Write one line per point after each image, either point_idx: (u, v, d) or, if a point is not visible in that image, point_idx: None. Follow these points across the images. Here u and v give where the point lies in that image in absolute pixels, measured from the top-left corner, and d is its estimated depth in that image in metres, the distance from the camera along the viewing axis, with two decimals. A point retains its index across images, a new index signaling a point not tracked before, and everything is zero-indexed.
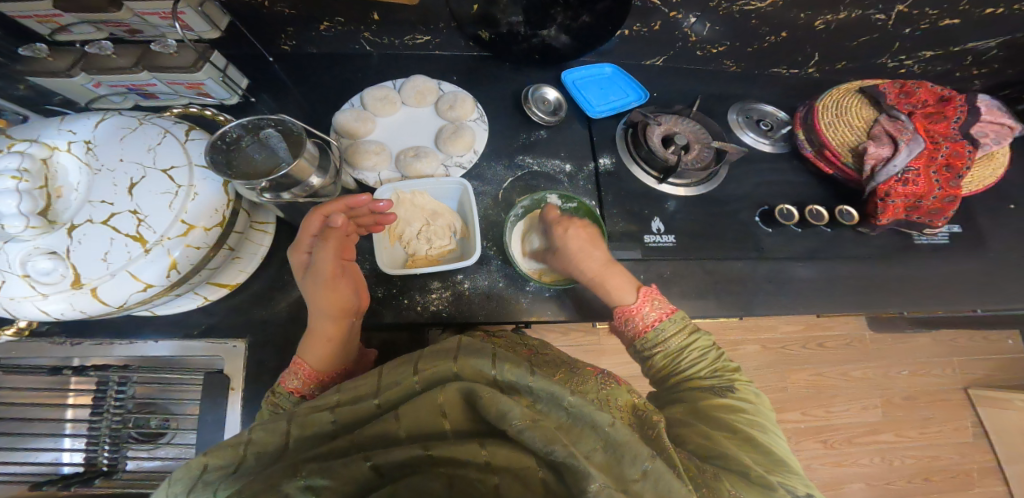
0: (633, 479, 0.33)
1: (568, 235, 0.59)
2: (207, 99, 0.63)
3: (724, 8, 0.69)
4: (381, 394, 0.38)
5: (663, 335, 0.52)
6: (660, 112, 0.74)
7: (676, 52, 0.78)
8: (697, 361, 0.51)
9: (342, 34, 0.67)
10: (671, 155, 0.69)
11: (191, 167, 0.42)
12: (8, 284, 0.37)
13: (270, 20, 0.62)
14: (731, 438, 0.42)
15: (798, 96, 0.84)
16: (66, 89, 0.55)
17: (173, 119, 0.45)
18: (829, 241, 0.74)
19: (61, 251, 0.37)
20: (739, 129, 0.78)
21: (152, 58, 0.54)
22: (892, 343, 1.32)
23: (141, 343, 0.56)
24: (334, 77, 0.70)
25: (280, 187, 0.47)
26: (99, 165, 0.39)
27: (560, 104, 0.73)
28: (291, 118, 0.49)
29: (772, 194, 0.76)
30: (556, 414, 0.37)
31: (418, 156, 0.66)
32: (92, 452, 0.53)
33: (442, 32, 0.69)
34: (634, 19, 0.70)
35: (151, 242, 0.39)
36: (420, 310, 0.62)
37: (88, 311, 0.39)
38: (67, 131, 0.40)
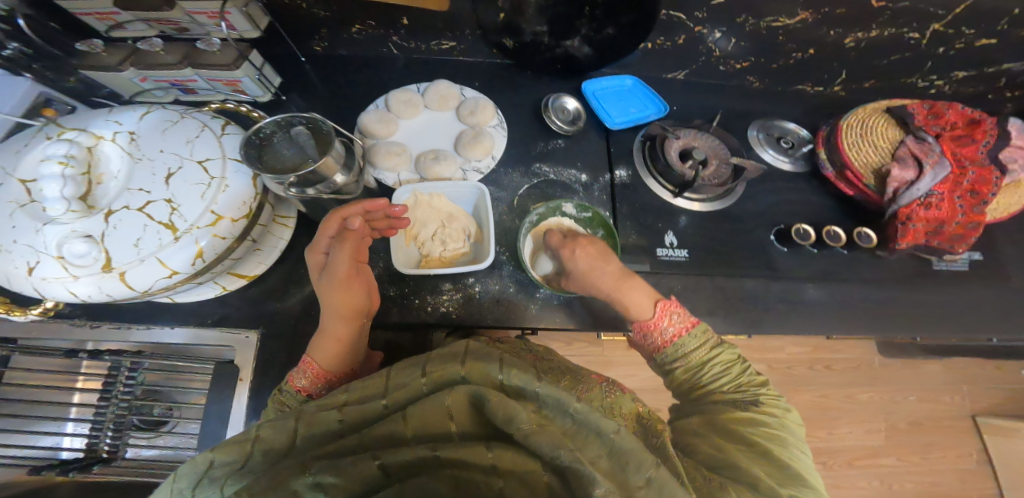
0: (638, 485, 0.34)
1: (572, 254, 0.59)
2: (241, 96, 0.65)
3: (751, 24, 0.69)
4: (389, 394, 0.38)
5: (683, 349, 0.52)
6: (679, 126, 0.75)
7: (699, 67, 0.78)
8: (719, 376, 0.50)
9: (372, 37, 0.68)
10: (688, 170, 0.69)
11: (224, 160, 0.43)
12: (42, 265, 0.38)
13: (304, 21, 0.63)
14: (745, 451, 0.41)
15: (821, 115, 0.83)
16: (111, 82, 0.57)
17: (211, 114, 0.47)
18: (846, 263, 0.73)
19: (96, 235, 0.38)
20: (758, 146, 0.78)
21: (195, 56, 0.56)
22: (902, 369, 1.28)
23: (157, 329, 0.57)
24: (359, 79, 0.71)
25: (305, 184, 0.48)
26: (140, 155, 0.41)
27: (579, 114, 0.73)
28: (323, 119, 0.50)
29: (787, 212, 0.75)
30: (562, 421, 0.37)
31: (437, 159, 0.67)
32: (94, 438, 0.53)
33: (467, 38, 0.70)
34: (657, 33, 0.70)
35: (181, 230, 0.40)
36: (430, 311, 0.63)
37: (114, 295, 0.40)
38: (114, 122, 0.42)
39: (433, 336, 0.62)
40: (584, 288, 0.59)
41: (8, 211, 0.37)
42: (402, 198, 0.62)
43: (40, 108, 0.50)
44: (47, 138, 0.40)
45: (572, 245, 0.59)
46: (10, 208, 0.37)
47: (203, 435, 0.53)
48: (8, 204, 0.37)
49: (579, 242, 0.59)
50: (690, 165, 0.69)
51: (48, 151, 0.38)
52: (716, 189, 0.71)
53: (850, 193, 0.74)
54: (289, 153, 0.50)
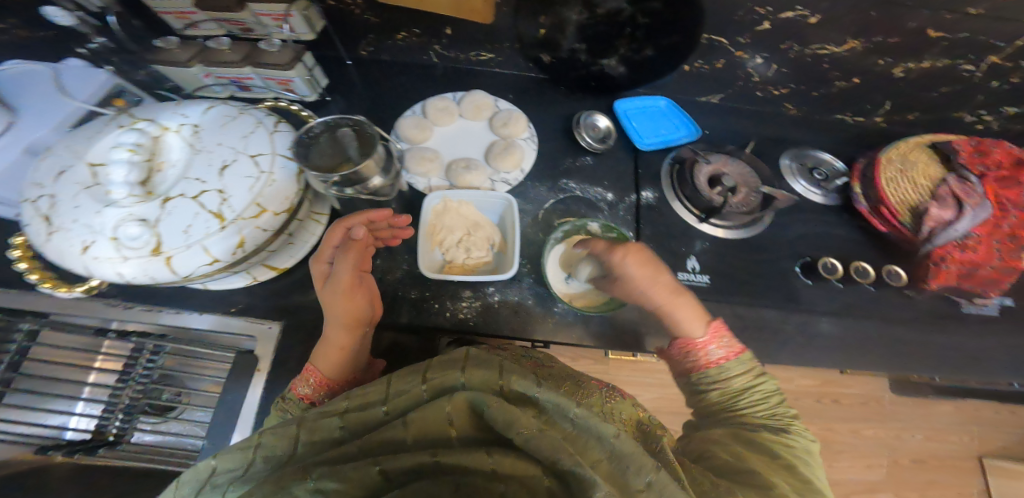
0: (637, 489, 0.32)
1: (627, 260, 0.55)
2: (290, 95, 0.67)
3: (796, 52, 0.67)
4: (390, 401, 0.38)
5: (727, 373, 0.50)
6: (710, 151, 0.74)
7: (735, 91, 0.77)
8: (758, 404, 0.48)
9: (414, 45, 0.70)
10: (716, 196, 0.69)
11: (274, 155, 0.45)
12: (96, 245, 0.39)
13: (353, 26, 0.66)
14: (768, 463, 0.41)
15: (857, 146, 0.81)
16: (177, 77, 0.60)
17: (266, 111, 0.49)
18: (877, 301, 0.70)
19: (151, 219, 0.40)
20: (790, 176, 0.77)
21: (256, 55, 0.59)
22: (914, 407, 1.20)
23: (185, 314, 0.59)
24: (398, 85, 0.73)
25: (344, 183, 0.51)
26: (199, 147, 0.43)
27: (610, 132, 0.74)
28: (370, 125, 0.53)
29: (815, 243, 0.74)
30: (562, 426, 0.36)
31: (468, 169, 0.68)
32: (104, 421, 0.54)
33: (505, 52, 0.71)
34: (697, 56, 0.69)
35: (228, 220, 0.42)
36: (448, 316, 0.63)
37: (158, 278, 0.41)
38: (181, 115, 0.45)
39: (443, 342, 0.62)
40: (630, 295, 0.57)
41: (74, 192, 0.40)
42: (432, 203, 0.64)
43: (111, 98, 0.55)
44: (119, 127, 0.43)
45: (624, 254, 0.55)
46: (77, 190, 0.40)
47: (215, 423, 0.53)
48: (75, 185, 0.40)
49: (632, 249, 0.55)
50: (718, 192, 0.69)
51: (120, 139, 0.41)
52: (743, 217, 0.70)
53: (883, 229, 0.71)
54: (329, 150, 0.50)
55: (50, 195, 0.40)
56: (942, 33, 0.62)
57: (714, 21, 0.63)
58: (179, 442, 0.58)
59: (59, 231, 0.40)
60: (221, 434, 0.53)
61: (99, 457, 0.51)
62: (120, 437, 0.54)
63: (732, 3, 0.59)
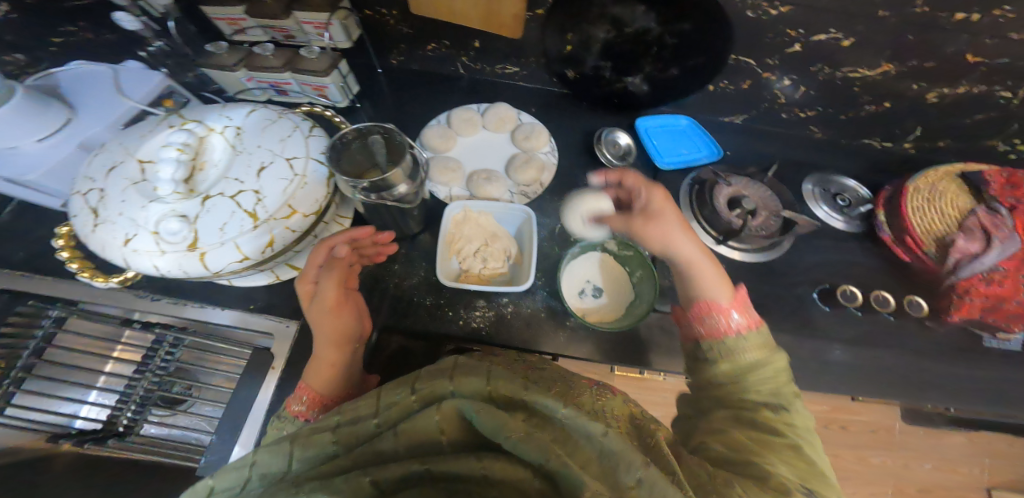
0: (629, 486, 0.31)
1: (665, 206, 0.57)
2: (323, 101, 0.70)
3: (827, 73, 0.66)
4: (380, 414, 0.38)
5: (742, 342, 0.48)
6: (730, 173, 0.74)
7: (760, 112, 0.76)
8: (767, 380, 0.45)
9: (443, 56, 0.72)
10: (735, 219, 0.68)
11: (308, 159, 0.48)
12: (137, 238, 0.42)
13: (387, 35, 0.68)
14: (768, 445, 0.39)
15: (885, 173, 0.79)
16: (223, 79, 0.65)
17: (302, 115, 0.51)
18: (904, 332, 0.67)
19: (190, 216, 0.42)
20: (812, 200, 0.75)
21: (296, 61, 0.62)
22: (924, 437, 1.13)
23: (208, 308, 0.59)
24: (425, 95, 0.75)
25: (372, 189, 0.51)
26: (241, 148, 0.46)
27: (630, 150, 0.74)
28: (400, 132, 0.54)
29: (837, 270, 0.72)
30: (550, 428, 0.35)
31: (489, 180, 0.69)
32: (117, 411, 0.55)
33: (530, 65, 0.72)
34: (723, 76, 0.69)
35: (260, 219, 0.44)
36: (461, 324, 0.63)
37: (190, 273, 0.44)
38: (226, 117, 0.48)
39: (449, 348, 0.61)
40: (663, 240, 0.55)
41: (123, 187, 0.42)
42: (452, 213, 0.64)
43: (162, 99, 0.57)
44: (170, 126, 0.46)
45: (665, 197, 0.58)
46: (127, 185, 0.43)
47: (226, 418, 0.54)
48: (125, 181, 0.43)
49: (670, 200, 0.58)
50: (738, 215, 0.68)
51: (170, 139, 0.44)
52: (763, 240, 0.69)
53: (905, 258, 0.70)
54: (362, 160, 0.54)
55: (100, 188, 0.43)
56: (982, 59, 0.60)
57: (743, 43, 0.63)
58: (184, 437, 0.58)
59: (105, 223, 0.42)
60: (230, 431, 0.53)
61: (108, 447, 0.52)
62: (130, 427, 0.55)
63: (763, 23, 0.58)
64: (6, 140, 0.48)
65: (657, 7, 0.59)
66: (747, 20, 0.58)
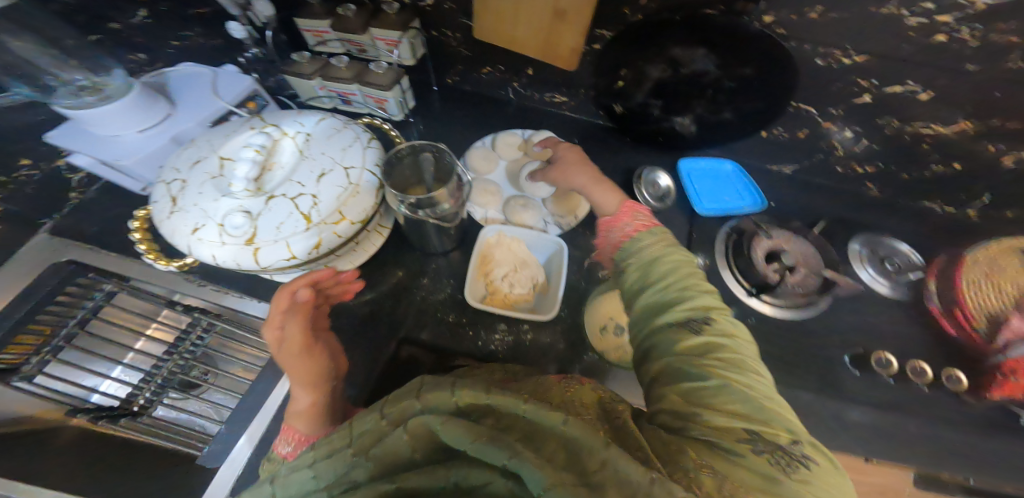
0: (592, 470, 0.32)
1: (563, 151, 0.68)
2: (381, 112, 0.73)
3: (896, 127, 0.63)
4: (354, 445, 0.37)
5: (637, 241, 0.54)
6: (773, 227, 0.71)
7: (811, 162, 0.74)
8: (670, 286, 0.48)
9: (497, 79, 0.75)
10: (772, 273, 0.66)
11: (363, 171, 0.50)
12: (204, 228, 0.45)
13: (448, 55, 0.72)
14: (704, 388, 0.40)
15: (946, 241, 0.73)
16: (298, 86, 0.70)
17: (363, 127, 0.54)
18: (952, 413, 0.61)
19: (254, 213, 0.45)
20: (857, 261, 0.71)
21: (364, 75, 0.67)
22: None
23: (246, 299, 0.60)
24: (474, 115, 0.78)
25: (419, 205, 0.53)
26: (307, 154, 0.49)
27: (670, 192, 0.73)
28: (450, 153, 0.57)
29: (886, 337, 0.66)
30: (513, 428, 0.35)
31: (526, 207, 0.69)
32: (136, 391, 0.55)
33: (579, 96, 0.74)
34: (780, 123, 0.68)
35: (313, 222, 0.46)
36: (478, 346, 0.62)
37: (242, 266, 0.46)
38: (299, 122, 0.51)
39: (455, 364, 0.60)
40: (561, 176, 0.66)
41: (202, 180, 0.46)
42: (486, 236, 0.65)
43: (245, 101, 0.61)
44: (251, 129, 0.50)
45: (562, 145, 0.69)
46: (204, 178, 0.46)
47: (239, 410, 0.56)
48: (204, 174, 0.46)
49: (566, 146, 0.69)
50: (773, 269, 0.66)
51: (250, 140, 0.48)
52: (797, 298, 0.66)
53: (950, 332, 0.65)
54: (410, 174, 0.58)
55: (182, 179, 0.47)
56: None
57: (800, 92, 0.62)
58: (196, 426, 0.56)
59: (180, 211, 0.45)
60: (240, 422, 0.55)
61: (120, 427, 0.52)
62: (145, 408, 0.54)
63: (834, 72, 0.57)
64: (112, 129, 0.52)
65: (717, 52, 0.58)
66: (816, 68, 0.57)
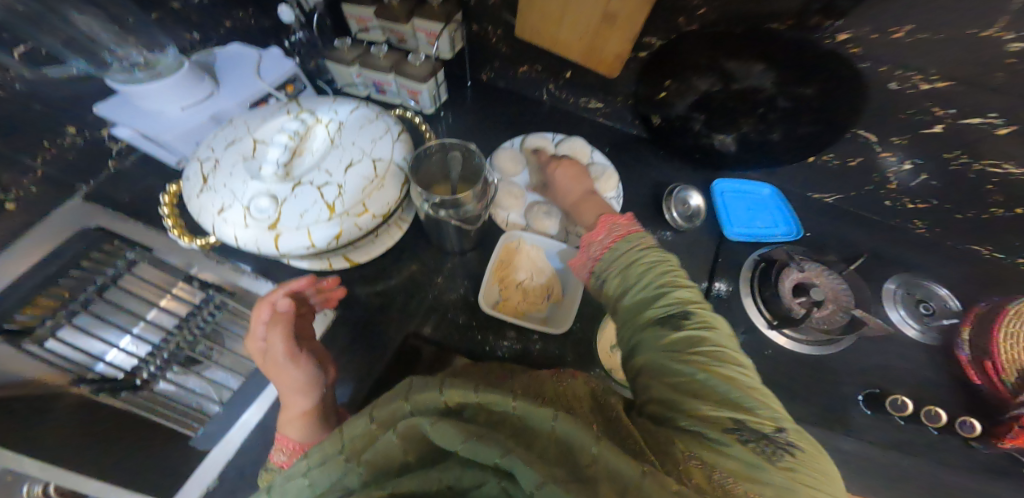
0: (586, 465, 0.31)
1: (556, 166, 0.68)
2: (412, 104, 0.72)
3: (960, 163, 0.60)
4: (348, 451, 0.34)
5: (614, 252, 0.50)
6: (806, 258, 0.66)
7: (858, 195, 0.72)
8: (644, 283, 0.45)
9: (533, 79, 0.74)
10: (798, 306, 0.61)
11: (391, 163, 0.48)
12: (229, 209, 0.44)
13: (488, 50, 0.71)
14: (688, 382, 0.37)
15: (990, 289, 0.68)
16: (336, 71, 0.69)
17: (396, 119, 0.52)
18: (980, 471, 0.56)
19: (279, 198, 0.43)
20: (889, 301, 0.67)
21: (401, 65, 0.65)
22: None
23: (259, 281, 0.61)
24: (505, 113, 0.77)
25: (442, 205, 0.51)
26: (338, 143, 0.47)
27: (699, 212, 0.71)
28: (479, 153, 0.55)
29: (912, 383, 0.63)
30: (504, 427, 0.34)
31: (548, 215, 0.67)
32: (141, 364, 0.52)
33: (616, 104, 0.73)
34: (833, 149, 0.66)
35: (337, 213, 0.44)
36: (486, 351, 0.59)
37: (262, 250, 0.45)
38: (333, 110, 0.50)
39: (455, 360, 0.57)
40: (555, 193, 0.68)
41: (234, 161, 0.45)
42: (508, 241, 0.63)
43: (285, 84, 0.60)
44: (287, 113, 0.49)
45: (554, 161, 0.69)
46: (236, 159, 0.45)
47: (240, 391, 0.57)
48: (237, 155, 0.45)
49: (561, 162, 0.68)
50: (801, 302, 0.61)
51: (285, 125, 0.47)
52: (819, 334, 0.62)
53: (975, 381, 0.61)
54: (437, 172, 0.56)
55: (214, 158, 0.46)
56: None
57: (860, 117, 0.59)
58: (196, 405, 0.55)
59: (208, 190, 0.44)
60: (241, 403, 0.56)
61: (119, 401, 0.50)
62: (147, 382, 0.52)
63: (908, 97, 0.53)
64: (156, 103, 0.51)
65: (778, 69, 0.56)
66: (887, 92, 0.54)
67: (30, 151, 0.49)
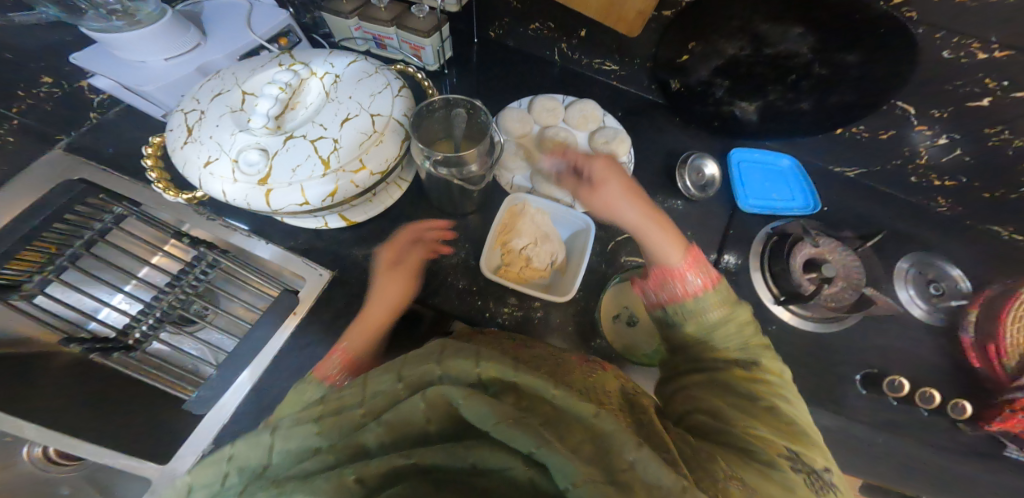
0: (620, 469, 0.30)
1: (611, 174, 0.58)
2: (416, 61, 0.68)
3: (999, 140, 0.56)
4: (366, 404, 0.36)
5: (703, 303, 0.45)
6: (821, 233, 0.65)
7: (883, 169, 0.68)
8: (734, 335, 0.44)
9: (544, 38, 0.69)
10: (807, 283, 0.60)
11: (390, 119, 0.46)
12: (217, 162, 0.42)
13: (496, 5, 0.66)
14: (751, 408, 0.38)
15: (1006, 271, 0.67)
16: (334, 24, 0.64)
17: (397, 74, 0.49)
18: (952, 441, 0.58)
19: (270, 151, 0.41)
20: (900, 280, 0.66)
21: (403, 18, 0.60)
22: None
23: (253, 240, 0.59)
24: (513, 75, 0.73)
25: (443, 162, 0.49)
26: (334, 96, 0.45)
27: (715, 182, 0.68)
28: (485, 109, 0.52)
29: (911, 363, 0.63)
30: (542, 411, 0.33)
31: (556, 179, 0.65)
32: (133, 321, 0.53)
33: (632, 67, 0.69)
34: (867, 121, 0.62)
35: (332, 169, 0.42)
36: (487, 317, 0.60)
37: (253, 206, 0.43)
38: (329, 63, 0.47)
39: (455, 324, 0.58)
40: (609, 209, 0.57)
41: (221, 113, 0.42)
42: (511, 203, 0.62)
43: (278, 36, 0.55)
44: (279, 65, 0.46)
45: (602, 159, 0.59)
46: (223, 111, 0.43)
47: (231, 355, 0.53)
48: (224, 107, 0.43)
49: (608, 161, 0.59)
50: (811, 279, 0.60)
51: (275, 77, 0.44)
52: (826, 311, 0.61)
53: (975, 364, 0.62)
54: (439, 129, 0.54)
55: (200, 110, 0.43)
56: None
57: (896, 89, 0.55)
58: (194, 364, 0.58)
59: (193, 142, 0.42)
60: (233, 368, 0.53)
61: (113, 361, 0.51)
62: (141, 342, 0.53)
63: (958, 67, 0.49)
64: (137, 54, 0.48)
65: (820, 29, 0.52)
66: (938, 60, 0.49)
67: (6, 101, 0.51)
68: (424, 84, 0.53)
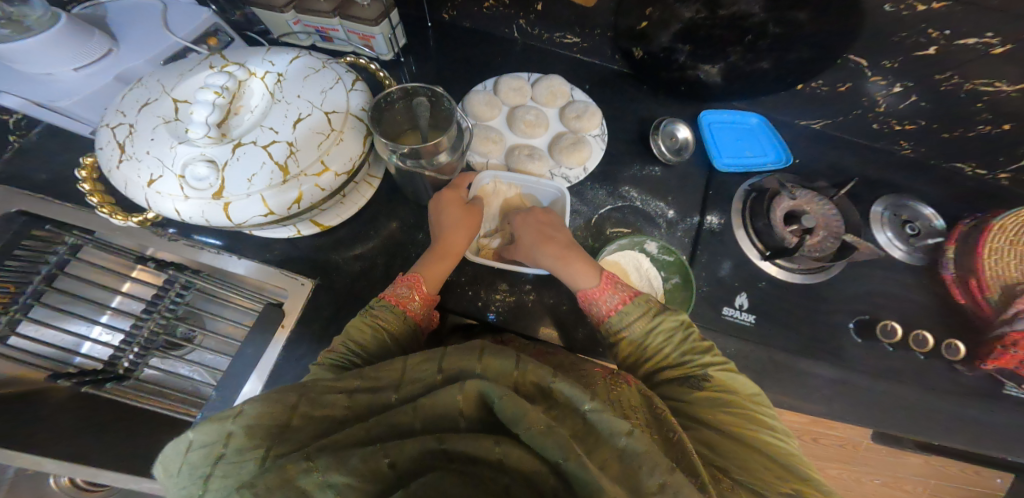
0: (649, 490, 0.33)
1: (522, 227, 0.58)
2: (367, 51, 0.66)
3: (953, 85, 0.57)
4: (402, 388, 0.38)
5: (625, 319, 0.49)
6: (797, 184, 0.65)
7: (847, 119, 0.68)
8: (663, 345, 0.48)
9: (500, 15, 0.68)
10: (790, 235, 0.61)
11: (348, 115, 0.45)
12: (162, 180, 0.41)
13: None
14: (731, 439, 0.41)
15: (975, 206, 0.69)
16: (270, 20, 0.62)
17: (346, 66, 0.48)
18: (936, 377, 0.61)
19: (219, 162, 0.40)
20: (876, 224, 0.67)
21: (346, 7, 0.58)
22: (888, 458, 1.01)
23: (225, 256, 0.59)
24: (473, 56, 0.71)
25: (409, 155, 0.48)
26: (280, 97, 0.43)
27: (688, 145, 0.68)
28: (449, 95, 0.50)
29: (895, 307, 0.65)
30: (575, 419, 0.37)
31: (531, 157, 0.65)
32: (118, 352, 0.54)
33: (594, 38, 0.68)
34: (822, 75, 0.62)
35: (291, 175, 0.42)
36: (480, 306, 0.60)
37: (212, 221, 0.43)
38: (269, 61, 0.45)
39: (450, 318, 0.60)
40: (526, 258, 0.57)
41: (153, 125, 0.41)
42: (483, 182, 0.61)
43: (206, 37, 0.53)
44: (211, 67, 0.44)
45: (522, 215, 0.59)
46: (156, 123, 0.41)
47: (228, 376, 0.53)
48: (157, 118, 0.41)
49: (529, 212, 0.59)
50: (793, 231, 0.61)
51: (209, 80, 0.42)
52: (811, 263, 0.62)
53: (960, 299, 0.63)
54: (404, 120, 0.53)
55: (129, 123, 0.42)
56: None
57: (852, 40, 0.55)
58: (186, 384, 0.60)
59: (130, 159, 0.41)
60: (232, 385, 0.53)
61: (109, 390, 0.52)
62: (131, 370, 0.55)
63: (901, 20, 0.50)
64: (43, 66, 0.46)
65: None
66: (882, 14, 0.50)
67: None
68: (377, 72, 0.51)
